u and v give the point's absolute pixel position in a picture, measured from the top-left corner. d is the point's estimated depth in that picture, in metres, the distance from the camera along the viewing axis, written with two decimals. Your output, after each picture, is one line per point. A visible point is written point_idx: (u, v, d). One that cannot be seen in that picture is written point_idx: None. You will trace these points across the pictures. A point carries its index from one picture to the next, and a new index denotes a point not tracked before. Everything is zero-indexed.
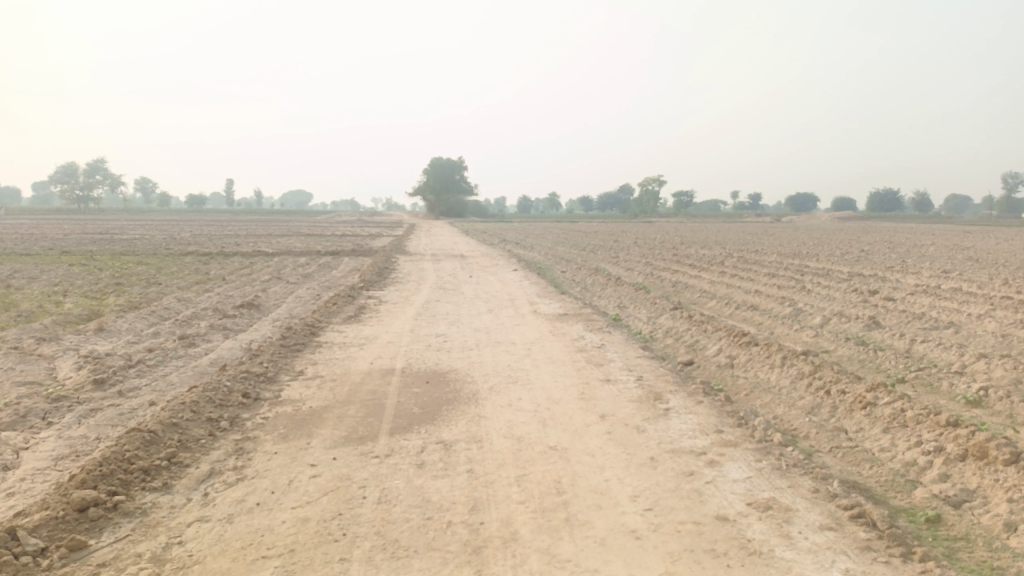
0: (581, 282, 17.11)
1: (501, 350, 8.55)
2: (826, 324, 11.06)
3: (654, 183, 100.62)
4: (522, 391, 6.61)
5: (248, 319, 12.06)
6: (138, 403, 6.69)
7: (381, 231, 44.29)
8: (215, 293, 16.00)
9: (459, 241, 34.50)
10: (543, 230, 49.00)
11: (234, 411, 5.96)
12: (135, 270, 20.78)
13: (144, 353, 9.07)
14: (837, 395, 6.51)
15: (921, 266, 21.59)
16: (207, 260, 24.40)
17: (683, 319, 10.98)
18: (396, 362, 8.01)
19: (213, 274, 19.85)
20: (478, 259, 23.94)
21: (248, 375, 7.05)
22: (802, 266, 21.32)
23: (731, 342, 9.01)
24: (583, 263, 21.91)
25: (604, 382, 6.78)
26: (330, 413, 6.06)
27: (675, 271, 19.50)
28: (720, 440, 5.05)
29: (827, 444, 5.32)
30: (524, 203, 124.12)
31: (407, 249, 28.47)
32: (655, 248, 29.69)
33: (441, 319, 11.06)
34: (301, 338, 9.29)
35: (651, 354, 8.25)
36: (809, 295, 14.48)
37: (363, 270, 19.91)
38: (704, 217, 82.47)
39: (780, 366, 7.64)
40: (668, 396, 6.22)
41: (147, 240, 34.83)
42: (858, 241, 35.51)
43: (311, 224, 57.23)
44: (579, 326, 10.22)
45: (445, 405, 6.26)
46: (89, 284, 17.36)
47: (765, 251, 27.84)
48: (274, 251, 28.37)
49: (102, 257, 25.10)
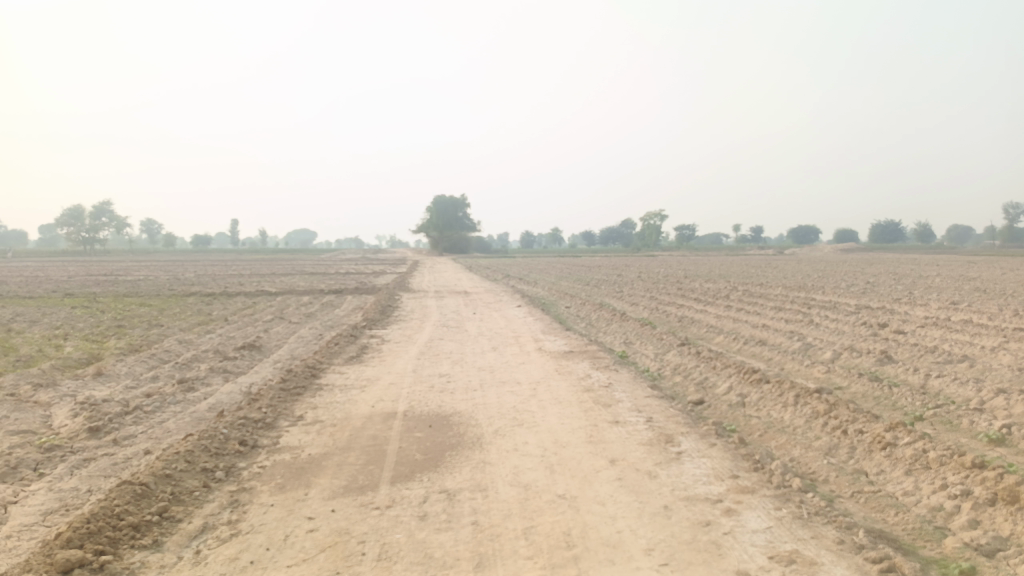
0: (586, 318, 16.92)
1: (506, 390, 8.35)
2: (837, 359, 10.83)
3: (656, 217, 100.80)
4: (528, 434, 6.40)
5: (249, 360, 11.88)
6: (132, 452, 6.49)
7: (385, 269, 44.29)
8: (216, 334, 15.84)
9: (462, 277, 34.40)
10: (546, 265, 48.93)
11: (230, 460, 5.76)
12: (137, 312, 20.66)
13: (141, 398, 8.89)
14: (854, 434, 6.28)
15: (928, 297, 21.36)
16: (209, 301, 24.28)
17: (691, 355, 10.77)
18: (398, 404, 7.81)
19: (215, 315, 19.72)
20: (482, 296, 23.80)
21: (246, 421, 6.86)
22: (809, 299, 21.12)
23: (741, 379, 8.80)
24: (587, 299, 21.75)
25: (613, 424, 6.57)
26: (330, 461, 5.85)
27: (680, 306, 19.32)
28: (736, 486, 4.83)
29: (848, 488, 5.09)
30: (527, 238, 124.46)
31: (411, 287, 28.36)
32: (660, 282, 29.52)
33: (444, 359, 10.87)
34: (302, 381, 9.10)
35: (660, 394, 8.04)
36: (818, 329, 14.26)
37: (366, 309, 19.77)
38: (707, 250, 82.38)
39: (793, 404, 7.42)
40: (680, 439, 6.01)
41: (151, 280, 34.81)
42: (862, 273, 35.32)
43: (314, 262, 57.38)
44: (585, 364, 10.02)
45: (449, 450, 6.05)
46: (90, 327, 17.24)
47: (770, 284, 27.67)
48: (277, 290, 28.28)
49: (105, 299, 25.03)
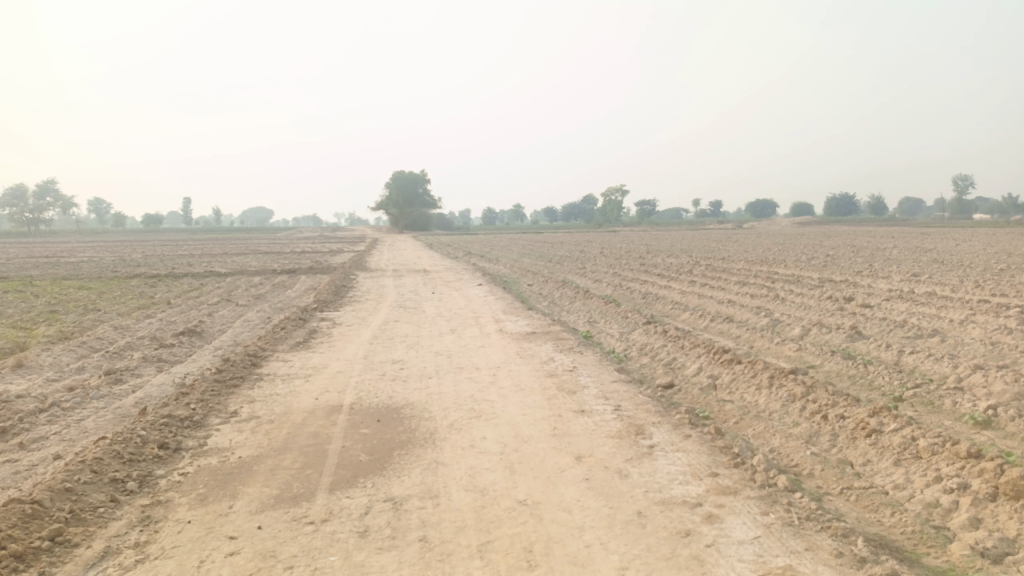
0: (548, 296, 16.40)
1: (463, 377, 7.75)
2: (807, 335, 10.48)
3: (618, 192, 100.60)
4: (486, 428, 5.83)
5: (189, 348, 11.06)
6: (38, 458, 5.72)
7: (341, 247, 43.12)
8: (157, 319, 14.87)
9: (421, 255, 33.52)
10: (507, 242, 48.14)
11: (146, 467, 5.07)
12: (74, 296, 19.48)
13: (61, 393, 8.06)
14: (836, 420, 5.85)
15: (889, 270, 21.29)
16: (154, 283, 23.10)
17: (658, 334, 10.29)
18: (345, 395, 7.18)
19: (158, 298, 18.66)
20: (442, 274, 23.13)
21: (170, 419, 6.14)
22: (772, 273, 20.92)
23: (711, 359, 8.35)
24: (550, 276, 21.21)
25: (578, 414, 6.03)
26: (263, 465, 5.21)
27: (644, 282, 18.90)
28: (717, 487, 4.33)
29: (836, 484, 4.63)
30: (488, 214, 123.44)
31: (368, 266, 27.49)
32: (622, 258, 29.15)
33: (398, 343, 10.20)
34: (241, 371, 8.37)
35: (628, 378, 7.52)
36: (783, 304, 13.96)
37: (320, 289, 18.94)
38: (667, 225, 82.72)
39: (768, 387, 6.98)
40: (651, 430, 5.49)
41: (94, 262, 33.19)
42: (820, 245, 35.56)
43: (269, 241, 55.60)
44: (548, 346, 9.47)
45: (397, 449, 5.45)
46: (21, 313, 16.07)
47: (731, 258, 27.56)
48: (228, 271, 27.08)
49: (41, 282, 23.65)
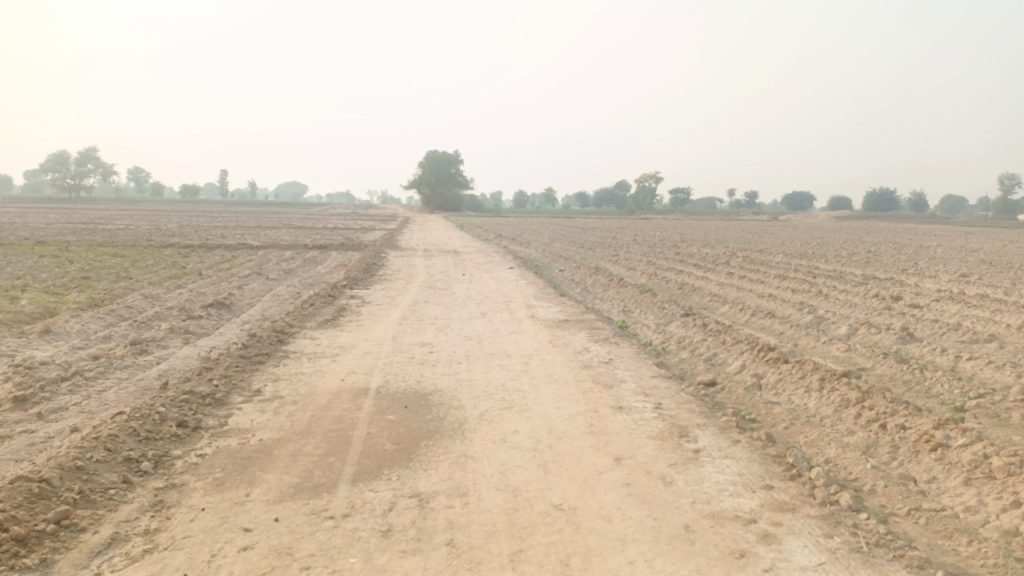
0: (580, 283, 16.00)
1: (494, 364, 7.42)
2: (855, 336, 9.96)
3: (652, 180, 99.32)
4: (518, 421, 5.50)
5: (216, 321, 10.90)
6: (55, 430, 5.52)
7: (373, 224, 43.09)
8: (187, 290, 14.80)
9: (453, 236, 33.18)
10: (539, 226, 47.69)
11: (163, 447, 4.83)
12: (108, 263, 19.54)
13: (86, 362, 7.91)
14: (895, 431, 5.43)
15: (936, 269, 20.46)
16: (186, 253, 23.13)
17: (697, 328, 9.86)
18: (372, 378, 6.90)
19: (189, 269, 18.62)
20: (473, 256, 22.81)
21: (191, 396, 5.91)
22: (813, 268, 20.25)
23: (755, 357, 7.93)
24: (582, 261, 20.80)
25: (616, 411, 5.68)
26: (284, 450, 4.95)
27: (680, 272, 18.39)
28: (772, 502, 3.96)
29: (902, 503, 4.23)
30: (520, 197, 122.82)
31: (399, 244, 27.32)
32: (657, 246, 28.57)
33: (427, 325, 9.92)
34: (266, 347, 8.14)
35: (667, 373, 7.14)
36: (827, 301, 13.39)
37: (350, 266, 18.76)
38: (701, 215, 81.41)
39: (818, 390, 6.54)
40: (695, 433, 5.11)
41: (129, 229, 33.50)
42: (861, 241, 34.60)
43: (301, 215, 55.81)
44: (582, 335, 9.10)
45: (424, 440, 5.15)
46: (54, 278, 16.11)
47: (768, 250, 26.84)
48: (260, 244, 27.12)
49: (77, 248, 23.84)
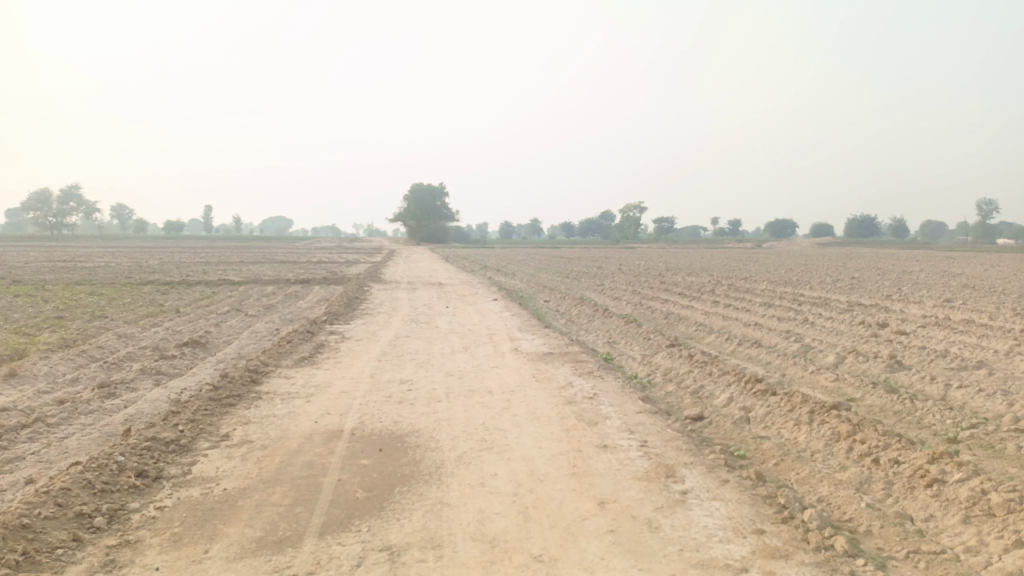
0: (565, 314, 15.83)
1: (475, 402, 7.18)
2: (842, 365, 9.81)
3: (636, 210, 100.04)
4: (498, 463, 5.26)
5: (190, 360, 10.59)
6: (8, 482, 5.21)
7: (358, 258, 42.83)
8: (163, 328, 14.47)
9: (437, 268, 33.01)
10: (524, 256, 47.66)
11: (119, 500, 4.55)
12: (84, 302, 19.17)
13: (49, 406, 7.58)
14: (888, 466, 5.24)
15: (921, 295, 20.44)
16: (166, 290, 22.77)
17: (683, 359, 9.68)
18: (347, 419, 6.64)
19: (167, 306, 18.29)
20: (457, 288, 22.61)
21: (154, 443, 5.62)
22: (798, 295, 20.20)
23: (743, 389, 7.74)
24: (567, 292, 20.65)
25: (600, 450, 5.45)
26: (249, 500, 4.69)
27: (665, 301, 18.27)
28: (764, 549, 3.74)
29: (900, 546, 4.02)
30: (505, 228, 123.14)
31: (383, 277, 27.10)
32: (642, 275, 28.49)
33: (407, 361, 9.67)
34: (239, 388, 7.86)
35: (653, 408, 6.93)
36: (813, 329, 13.28)
37: (331, 301, 18.49)
38: (685, 244, 81.81)
39: (808, 424, 6.35)
40: (682, 472, 4.90)
41: (110, 267, 33.06)
42: (844, 268, 34.79)
43: (285, 250, 55.53)
44: (566, 369, 8.89)
45: (398, 486, 4.90)
46: (27, 318, 15.73)
47: (753, 278, 26.84)
48: (242, 279, 26.78)
49: (54, 287, 23.42)
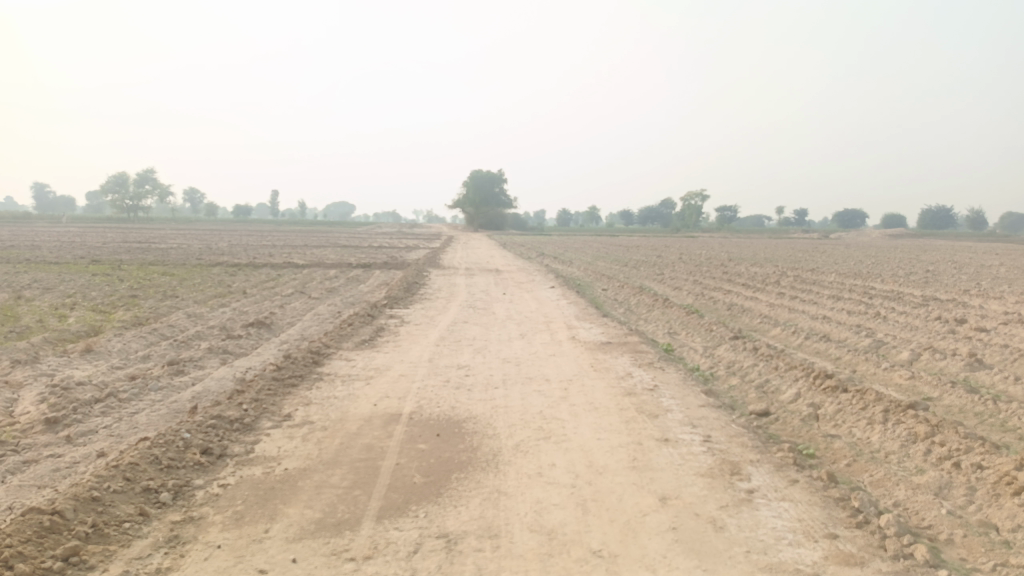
0: (624, 303, 15.60)
1: (532, 390, 7.10)
2: (918, 363, 9.34)
3: (697, 198, 98.19)
4: (556, 453, 5.17)
5: (255, 341, 10.83)
6: (81, 455, 5.40)
7: (418, 243, 43.25)
8: (229, 309, 14.87)
9: (495, 254, 33.08)
10: (582, 244, 47.31)
11: (184, 476, 4.64)
12: (157, 282, 19.89)
13: (122, 382, 7.85)
14: (971, 471, 4.93)
15: (1002, 290, 19.41)
16: (233, 272, 23.46)
17: (747, 352, 9.39)
18: (405, 403, 6.65)
19: (234, 287, 18.80)
20: (515, 274, 22.58)
21: (219, 421, 5.73)
22: (868, 288, 19.43)
23: (811, 385, 7.44)
24: (626, 281, 20.37)
25: (661, 444, 5.30)
26: (309, 480, 4.72)
27: (728, 292, 17.79)
28: (837, 554, 3.55)
29: (985, 557, 3.77)
30: (564, 215, 122.60)
31: (441, 263, 27.28)
32: (703, 265, 27.93)
33: (465, 346, 9.66)
34: (300, 369, 7.98)
35: (717, 402, 6.72)
36: (885, 324, 12.72)
37: (391, 285, 18.69)
38: (749, 233, 79.89)
39: (882, 424, 6.05)
40: (748, 470, 4.71)
41: (181, 248, 34.26)
42: (917, 260, 33.40)
43: (346, 234, 56.57)
44: (625, 359, 8.73)
45: (455, 473, 4.86)
46: (104, 296, 16.39)
47: (820, 270, 25.96)
48: (305, 262, 27.37)
49: (129, 267, 24.41)
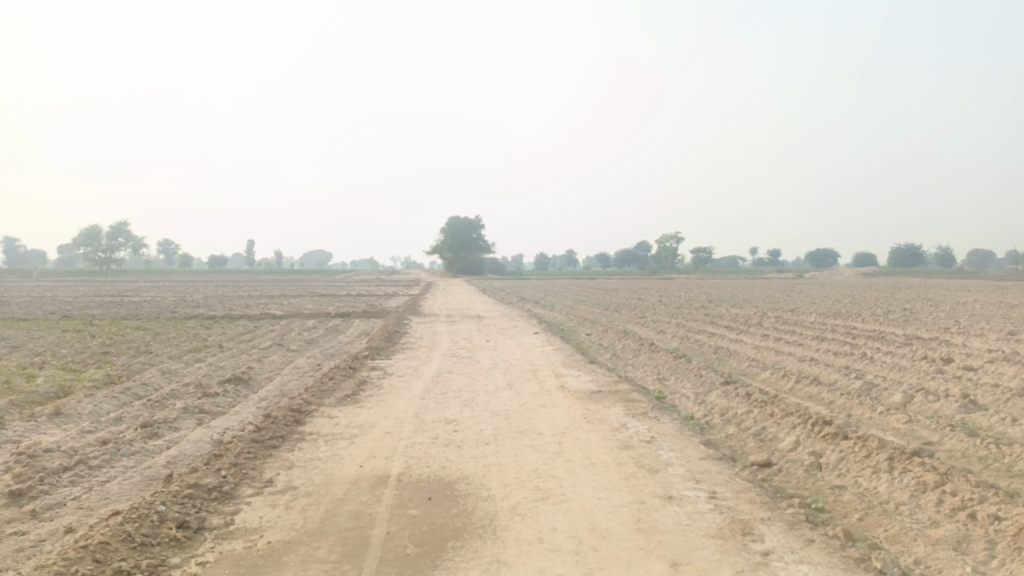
0: (609, 348, 15.42)
1: (525, 445, 6.82)
2: (912, 405, 9.20)
3: (673, 240, 99.19)
4: (556, 516, 4.91)
5: (233, 398, 10.44)
6: (47, 531, 5.02)
7: (397, 291, 42.97)
8: (206, 364, 14.42)
9: (476, 301, 32.85)
10: (562, 288, 47.32)
11: (159, 555, 4.31)
12: (130, 337, 19.36)
13: (92, 447, 7.45)
14: (988, 522, 4.74)
15: (982, 327, 19.54)
16: (209, 325, 22.95)
17: (740, 397, 9.20)
18: (393, 463, 6.36)
19: (210, 341, 18.34)
20: (497, 321, 22.35)
21: (196, 490, 5.40)
22: (850, 328, 19.44)
23: (809, 432, 7.26)
24: (609, 325, 20.23)
25: (665, 502, 5.06)
26: (294, 554, 4.41)
27: (712, 335, 17.70)
28: None
29: None
30: (541, 260, 123.15)
31: (422, 310, 27.01)
32: (684, 307, 27.93)
33: (452, 399, 9.38)
34: (282, 429, 7.64)
35: (716, 453, 6.51)
36: (873, 364, 12.64)
37: (372, 335, 18.35)
38: (725, 274, 80.57)
39: (889, 473, 5.86)
40: (760, 530, 4.49)
41: (155, 301, 33.59)
42: (893, 298, 33.73)
43: (324, 283, 56.12)
44: (617, 409, 8.50)
45: (451, 541, 4.58)
46: (74, 354, 15.86)
47: (800, 310, 26.06)
48: (283, 313, 26.91)
49: (102, 322, 23.80)
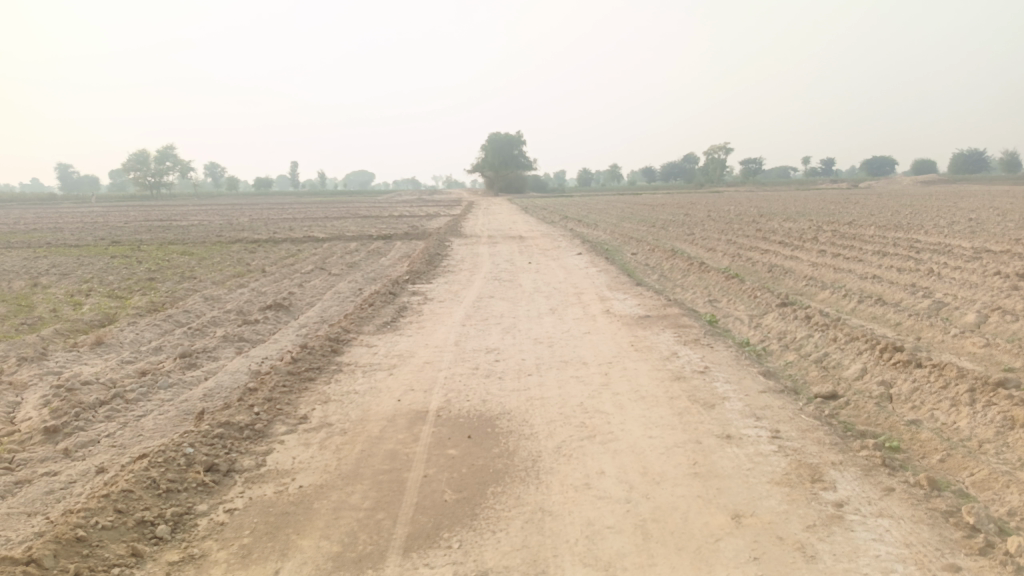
0: (657, 268, 14.83)
1: (569, 377, 6.45)
2: (989, 326, 8.48)
3: (722, 151, 95.84)
4: (605, 458, 4.56)
5: (273, 325, 10.31)
6: (78, 472, 4.87)
7: (439, 211, 42.46)
8: (248, 289, 14.36)
9: (520, 220, 32.21)
10: (607, 205, 46.18)
11: (185, 504, 4.10)
12: (176, 263, 19.43)
13: (131, 379, 7.34)
14: None
15: None
16: (254, 249, 23.02)
17: (798, 320, 8.62)
18: (431, 397, 6.05)
19: (254, 266, 18.29)
20: (539, 241, 21.84)
21: (227, 429, 5.19)
22: (913, 241, 18.37)
23: (877, 359, 6.70)
24: (655, 243, 19.56)
25: (723, 443, 4.65)
26: (325, 500, 4.17)
27: (765, 251, 16.91)
28: None
29: None
30: (585, 175, 120.88)
31: (463, 231, 26.57)
32: (733, 222, 26.96)
33: (493, 325, 9.03)
34: (318, 360, 7.39)
35: (778, 386, 6.03)
36: (941, 281, 11.83)
37: (413, 258, 18.04)
38: (774, 185, 77.84)
39: (971, 407, 5.32)
40: (832, 477, 4.07)
41: (203, 226, 33.85)
42: (956, 208, 31.93)
43: (367, 204, 55.91)
44: (666, 335, 8.05)
45: (491, 486, 4.27)
46: (121, 281, 15.94)
47: (857, 223, 24.88)
48: (326, 236, 26.82)
49: (149, 247, 24.05)
